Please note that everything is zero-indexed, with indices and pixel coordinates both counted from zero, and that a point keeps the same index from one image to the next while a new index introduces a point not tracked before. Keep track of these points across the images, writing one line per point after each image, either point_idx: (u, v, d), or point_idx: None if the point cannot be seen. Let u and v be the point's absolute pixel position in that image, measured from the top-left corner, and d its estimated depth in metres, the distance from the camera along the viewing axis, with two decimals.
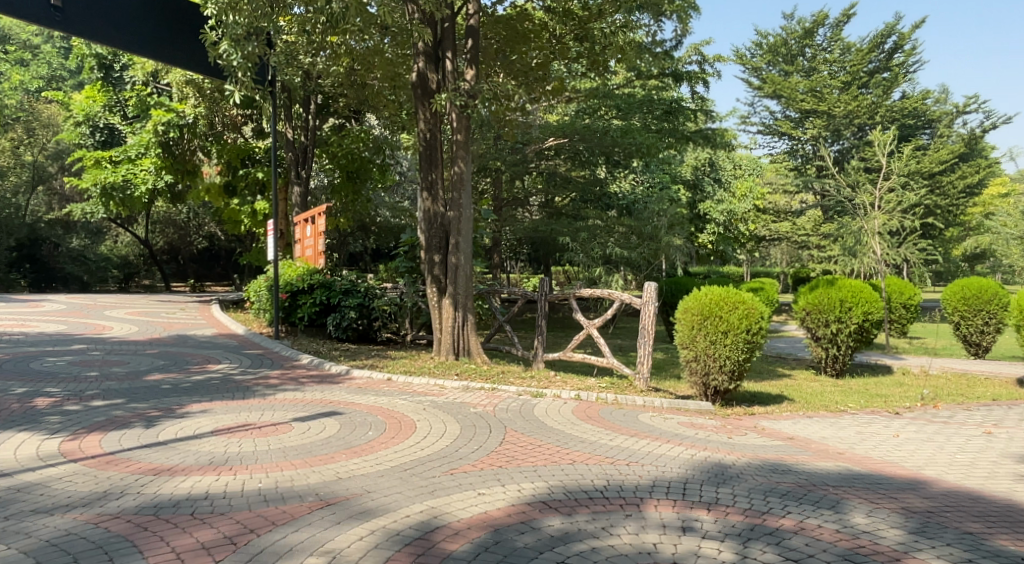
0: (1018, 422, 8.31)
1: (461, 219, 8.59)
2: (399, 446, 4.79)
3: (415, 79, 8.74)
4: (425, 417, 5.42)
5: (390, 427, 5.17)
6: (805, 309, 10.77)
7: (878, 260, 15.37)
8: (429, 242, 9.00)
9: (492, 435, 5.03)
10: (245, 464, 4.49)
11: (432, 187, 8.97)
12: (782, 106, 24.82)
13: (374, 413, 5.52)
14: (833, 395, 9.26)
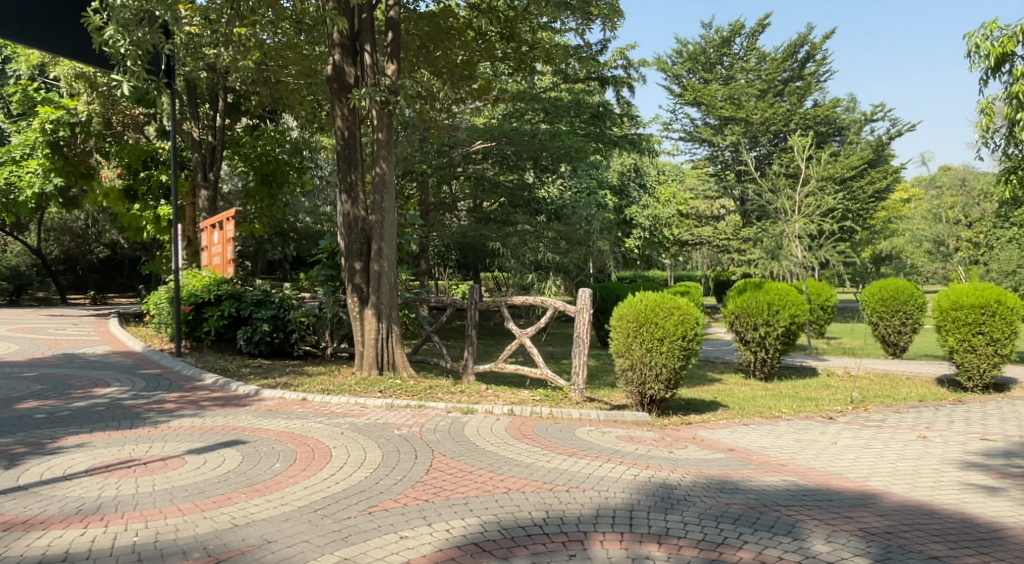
0: (947, 423, 8.35)
1: (384, 223, 8.11)
2: (309, 481, 4.29)
3: (330, 72, 8.13)
4: (343, 443, 4.93)
5: (301, 457, 4.66)
6: (734, 313, 10.63)
7: (799, 264, 15.52)
8: (349, 248, 8.40)
9: (417, 462, 4.58)
10: (121, 512, 3.91)
11: (352, 189, 8.43)
12: (702, 113, 25.08)
13: (283, 440, 4.99)
14: (765, 400, 9.12)
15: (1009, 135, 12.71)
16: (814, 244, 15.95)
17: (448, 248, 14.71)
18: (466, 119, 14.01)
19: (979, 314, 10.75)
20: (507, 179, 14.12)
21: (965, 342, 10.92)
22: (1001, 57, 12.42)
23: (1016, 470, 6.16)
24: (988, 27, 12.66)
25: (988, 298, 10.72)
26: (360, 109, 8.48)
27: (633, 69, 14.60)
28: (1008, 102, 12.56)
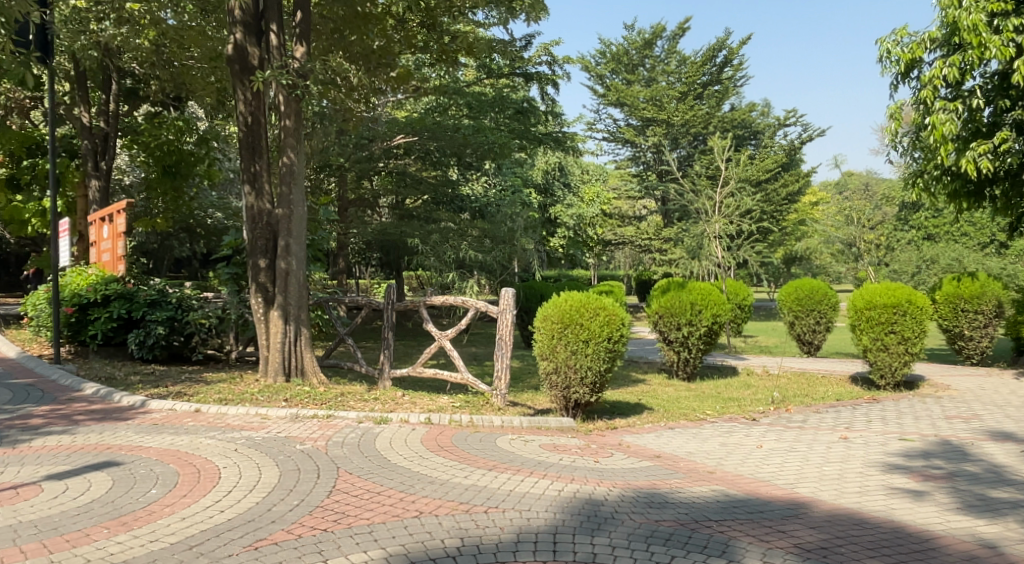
0: (865, 422, 8.37)
1: (292, 218, 7.73)
2: (187, 511, 3.81)
3: (231, 53, 7.69)
4: (234, 463, 4.46)
5: (183, 482, 4.18)
6: (658, 313, 10.48)
7: (719, 264, 15.61)
8: (253, 245, 7.93)
9: (318, 483, 4.16)
10: None
11: (255, 179, 7.94)
12: (625, 114, 25.14)
13: (165, 461, 4.48)
14: (689, 401, 8.98)
15: (917, 140, 13.07)
16: (732, 243, 16.08)
17: (366, 245, 14.19)
18: (386, 112, 13.49)
19: (892, 313, 10.88)
20: (429, 175, 13.70)
21: (878, 341, 11.05)
22: (910, 62, 12.75)
23: (937, 472, 6.15)
24: (899, 32, 12.97)
25: (900, 297, 10.90)
26: (265, 94, 8.02)
27: (558, 66, 14.38)
28: (916, 107, 12.90)
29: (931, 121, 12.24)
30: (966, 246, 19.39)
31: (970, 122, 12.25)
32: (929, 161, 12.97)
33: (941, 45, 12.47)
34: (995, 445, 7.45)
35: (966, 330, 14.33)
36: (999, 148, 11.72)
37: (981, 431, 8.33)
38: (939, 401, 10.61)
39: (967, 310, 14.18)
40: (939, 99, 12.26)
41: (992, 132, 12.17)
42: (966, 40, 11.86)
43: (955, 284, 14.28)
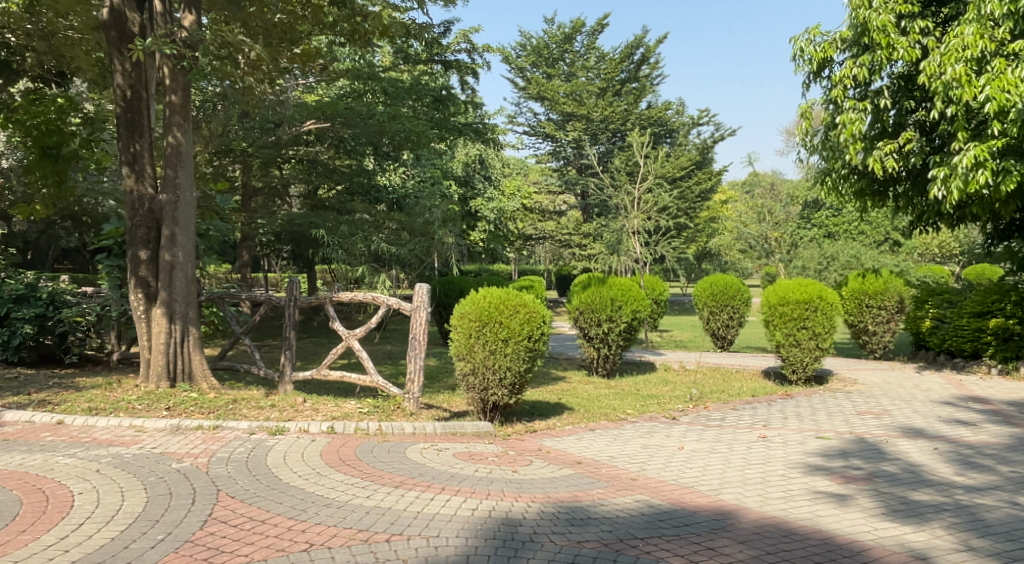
0: (782, 419, 8.29)
1: (178, 205, 7.34)
2: (24, 552, 3.25)
3: (106, 17, 7.40)
4: (92, 488, 3.90)
5: (25, 515, 3.60)
6: (578, 308, 10.22)
7: (637, 260, 15.49)
8: (133, 234, 7.59)
9: (190, 512, 3.65)
10: None
11: (135, 160, 7.64)
12: (545, 109, 24.90)
13: (8, 488, 3.89)
14: (607, 399, 8.73)
15: (825, 139, 13.26)
16: (651, 239, 16.03)
17: (275, 237, 13.45)
18: (295, 97, 12.79)
19: (803, 309, 10.94)
20: (342, 163, 13.07)
21: (791, 337, 11.09)
22: (822, 62, 12.89)
23: (857, 473, 6.03)
24: (811, 31, 13.11)
25: (811, 293, 10.98)
26: (146, 64, 7.76)
27: (477, 55, 13.95)
28: (826, 106, 13.08)
29: (841, 120, 12.44)
30: (869, 245, 19.96)
31: (877, 122, 12.49)
32: (837, 160, 13.18)
33: (851, 45, 12.65)
34: (908, 443, 7.45)
35: (871, 325, 14.66)
36: (904, 148, 11.97)
37: (892, 427, 8.37)
38: (849, 396, 10.70)
39: (871, 305, 14.52)
40: (849, 98, 12.45)
41: (897, 133, 12.44)
42: (875, 41, 12.05)
43: (860, 280, 14.62)
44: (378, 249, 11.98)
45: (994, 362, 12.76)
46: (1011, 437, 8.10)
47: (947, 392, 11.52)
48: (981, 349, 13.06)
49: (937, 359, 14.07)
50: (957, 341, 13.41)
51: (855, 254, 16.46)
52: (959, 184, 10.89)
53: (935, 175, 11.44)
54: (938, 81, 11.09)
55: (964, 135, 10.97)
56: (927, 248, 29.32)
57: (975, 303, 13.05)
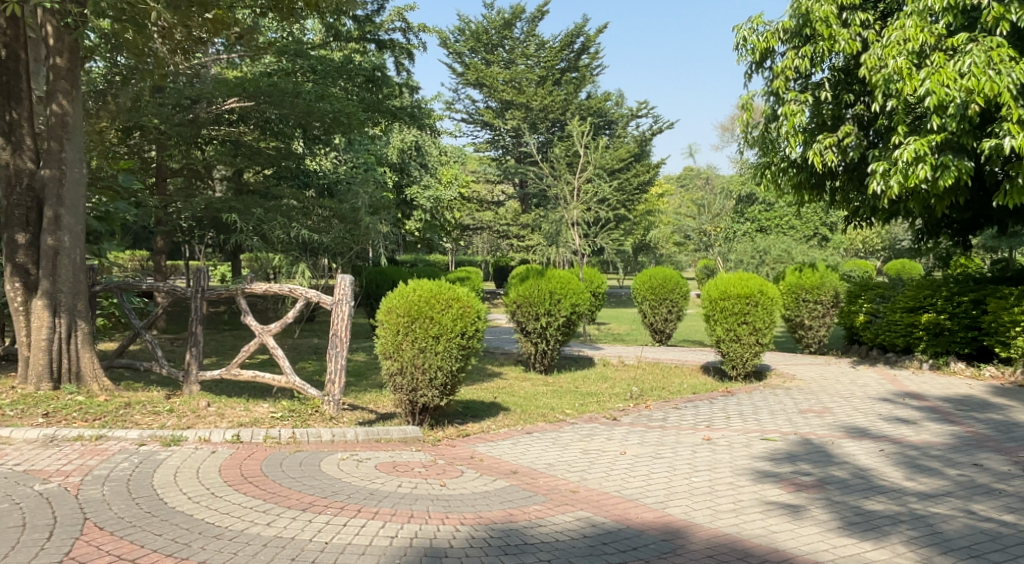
0: (725, 418, 7.97)
1: (63, 181, 6.84)
2: None
3: None
4: None
5: None
6: (516, 302, 9.74)
7: (576, 251, 15.08)
8: (11, 215, 7.10)
9: (42, 550, 3.20)
10: None
11: (11, 131, 7.19)
12: (483, 95, 24.27)
13: None
14: (544, 397, 8.29)
15: (766, 130, 13.04)
16: (590, 230, 15.68)
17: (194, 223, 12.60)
18: (214, 71, 11.94)
19: (745, 304, 10.69)
20: (267, 146, 12.29)
21: (731, 332, 10.86)
22: (764, 52, 12.72)
23: (807, 479, 5.73)
24: (754, 20, 12.90)
25: (752, 287, 10.73)
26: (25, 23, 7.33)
27: (413, 35, 13.35)
28: (767, 98, 12.91)
29: (782, 112, 12.27)
30: (800, 241, 20.10)
31: (816, 114, 12.36)
32: (775, 154, 13.07)
33: (792, 36, 12.48)
34: (854, 444, 7.22)
35: (807, 319, 14.64)
36: (844, 141, 11.86)
37: (834, 425, 8.17)
38: (788, 392, 10.51)
39: (808, 299, 14.50)
40: (790, 90, 12.31)
41: (835, 127, 12.35)
42: (817, 32, 11.90)
43: (797, 274, 14.54)
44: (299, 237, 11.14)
45: (925, 357, 12.81)
46: (952, 436, 7.98)
47: (883, 388, 11.47)
48: (913, 344, 13.09)
49: (870, 354, 14.13)
50: (890, 335, 13.43)
51: (787, 248, 16.47)
52: (899, 178, 10.80)
53: (874, 169, 11.38)
54: (879, 74, 10.95)
55: (903, 129, 10.87)
56: (852, 244, 29.94)
57: (907, 298, 13.08)
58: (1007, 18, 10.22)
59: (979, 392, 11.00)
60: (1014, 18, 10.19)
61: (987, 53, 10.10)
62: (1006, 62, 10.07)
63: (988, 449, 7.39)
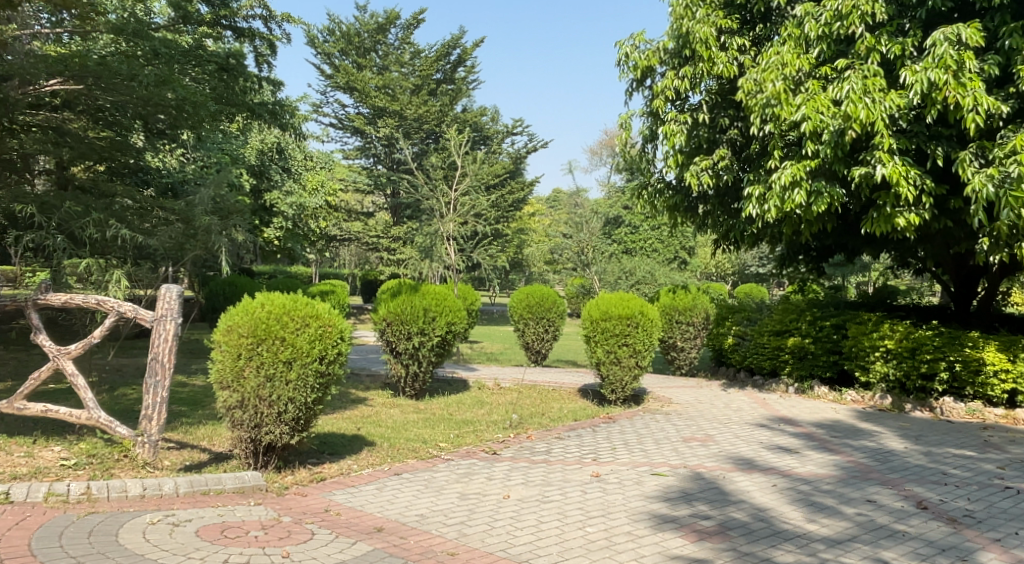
0: (612, 448, 7.32)
1: None
2: None
3: None
4: None
5: None
6: (386, 319, 8.73)
7: (450, 266, 14.26)
8: None
9: None
10: None
11: None
12: (354, 101, 23.05)
13: None
14: (414, 427, 7.36)
15: (643, 149, 12.99)
16: (466, 245, 14.90)
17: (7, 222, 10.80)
18: (34, 46, 10.20)
19: (625, 325, 10.21)
20: (98, 135, 10.82)
21: (611, 354, 10.33)
22: (645, 70, 12.43)
23: (707, 525, 5.15)
24: (636, 37, 12.62)
25: (633, 308, 10.27)
26: None
27: (275, 25, 12.20)
28: (645, 118, 12.70)
29: (662, 131, 12.05)
30: (667, 265, 20.19)
31: (695, 135, 12.08)
32: (650, 176, 13.13)
33: (673, 57, 12.29)
34: (745, 477, 6.76)
35: (679, 341, 14.39)
36: (719, 165, 11.66)
37: (719, 453, 7.68)
38: (669, 416, 10.07)
39: (680, 321, 14.15)
40: (670, 111, 12.07)
41: (711, 149, 12.15)
42: (696, 53, 11.71)
43: (671, 296, 14.28)
44: (119, 236, 9.43)
45: (790, 381, 12.82)
46: (835, 467, 7.69)
47: (756, 411, 11.18)
48: (779, 367, 13.08)
49: (737, 376, 14.06)
50: (757, 358, 13.39)
51: (650, 270, 16.35)
52: (777, 202, 10.61)
53: (750, 193, 11.23)
54: (756, 99, 10.81)
55: (780, 154, 10.78)
56: (709, 268, 30.86)
57: (774, 322, 13.12)
58: (877, 49, 10.19)
59: (845, 417, 10.97)
60: (884, 50, 10.15)
61: (863, 81, 9.95)
62: (882, 91, 9.91)
63: (873, 483, 7.13)
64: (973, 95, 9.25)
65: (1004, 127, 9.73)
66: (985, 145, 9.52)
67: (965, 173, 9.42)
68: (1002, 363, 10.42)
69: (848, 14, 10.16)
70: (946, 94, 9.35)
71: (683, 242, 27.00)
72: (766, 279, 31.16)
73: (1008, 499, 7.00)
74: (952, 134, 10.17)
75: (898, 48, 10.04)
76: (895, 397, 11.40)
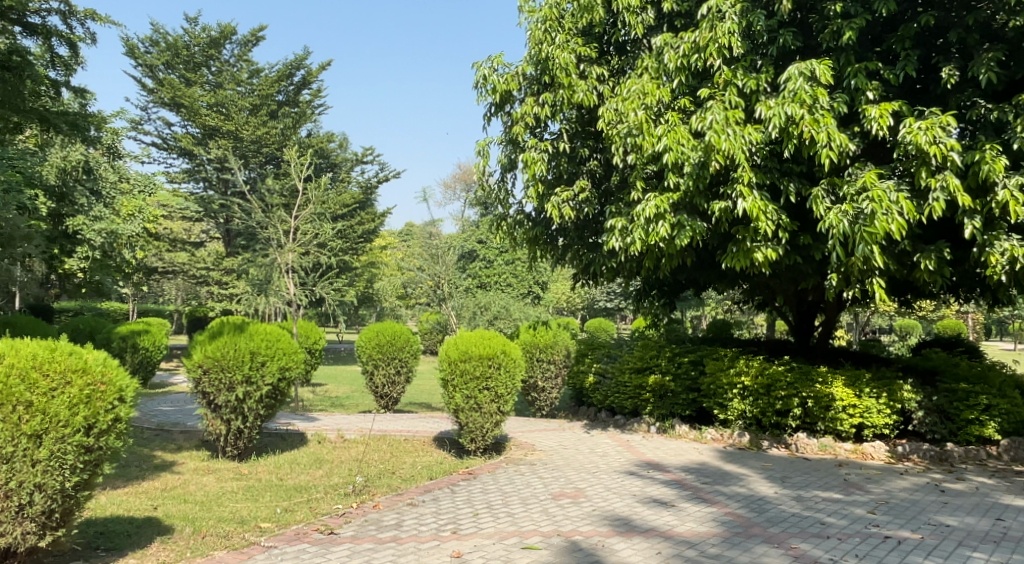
0: (473, 514, 6.29)
1: None
2: None
3: None
4: None
5: None
6: (203, 366, 7.26)
7: (289, 301, 12.75)
8: None
9: None
10: None
11: None
12: (182, 119, 20.95)
13: None
14: (230, 500, 6.03)
15: (501, 179, 12.16)
16: (306, 279, 13.43)
17: None
18: None
19: (487, 367, 9.26)
20: None
21: (471, 400, 9.28)
22: (504, 94, 11.57)
23: None
24: (494, 59, 11.78)
25: (495, 348, 9.35)
26: None
27: (76, 22, 10.48)
28: (504, 145, 11.91)
29: (522, 158, 11.19)
30: (521, 301, 19.48)
31: (556, 165, 11.23)
32: (509, 207, 12.30)
33: (532, 82, 11.55)
34: (626, 544, 5.95)
35: (540, 381, 13.48)
36: (580, 197, 10.96)
37: (593, 513, 6.77)
38: (533, 467, 9.14)
39: (541, 360, 13.37)
40: (530, 138, 11.28)
41: (571, 180, 11.45)
42: (555, 80, 10.96)
43: (531, 333, 13.48)
44: None
45: (652, 421, 12.14)
46: (716, 522, 6.97)
47: (622, 456, 10.44)
48: (640, 406, 12.42)
49: (598, 416, 13.26)
50: (618, 398, 12.67)
51: (506, 306, 15.48)
52: (640, 234, 9.88)
53: (612, 226, 10.43)
54: (617, 129, 10.21)
55: (642, 184, 10.12)
56: (559, 302, 30.71)
57: (635, 359, 12.48)
58: (733, 83, 9.66)
59: (710, 458, 10.39)
60: (739, 83, 9.65)
61: (725, 112, 9.39)
62: (741, 125, 9.42)
63: (758, 542, 6.47)
64: (826, 131, 8.87)
65: (852, 165, 9.44)
66: (837, 182, 9.12)
67: (819, 210, 9.00)
68: (850, 399, 10.33)
69: (706, 46, 9.69)
70: (801, 129, 8.94)
71: (536, 277, 26.65)
72: (614, 312, 31.39)
73: (893, 552, 6.55)
74: (803, 170, 9.80)
75: (753, 82, 9.53)
76: (753, 434, 10.99)
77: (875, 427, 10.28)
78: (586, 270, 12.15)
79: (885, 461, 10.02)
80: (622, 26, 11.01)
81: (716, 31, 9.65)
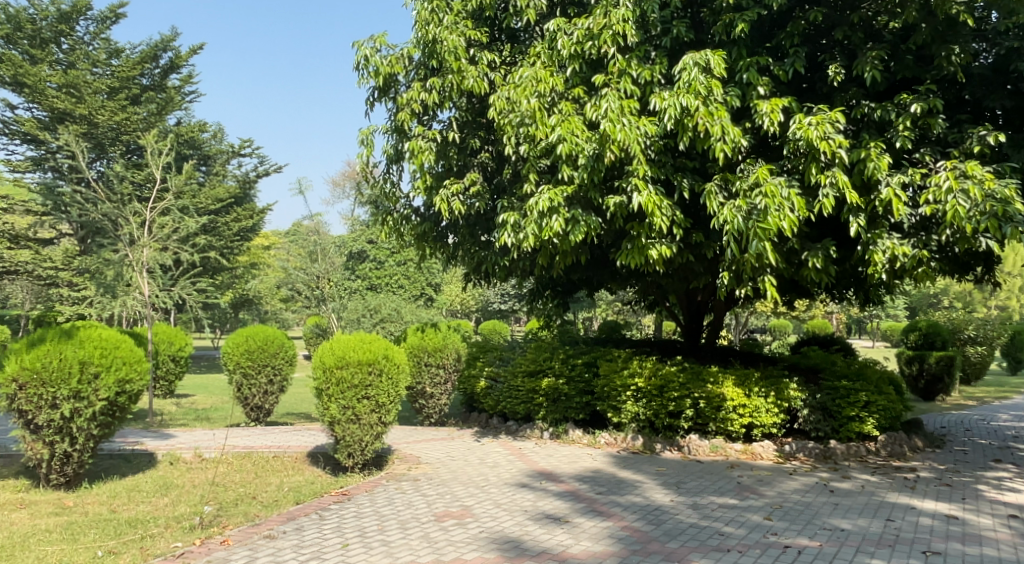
0: (341, 544, 5.54)
1: None
2: None
3: None
4: None
5: None
6: (18, 379, 6.16)
7: (146, 302, 11.48)
8: None
9: None
10: None
11: None
12: (26, 100, 18.98)
13: None
14: (40, 542, 5.24)
15: (386, 171, 11.34)
16: (166, 279, 12.17)
17: None
18: None
19: (366, 374, 8.46)
20: None
21: (348, 411, 8.41)
22: (387, 77, 10.77)
23: None
24: (376, 39, 10.95)
25: (375, 352, 8.56)
26: None
27: None
28: (388, 134, 11.09)
29: (408, 147, 10.38)
30: (408, 301, 18.64)
31: (444, 156, 10.52)
32: (395, 202, 11.46)
33: (419, 66, 10.79)
34: None
35: (428, 387, 12.65)
36: (470, 190, 10.30)
37: (480, 536, 6.11)
38: (417, 482, 8.38)
39: (429, 364, 12.56)
40: (416, 126, 10.52)
41: (461, 173, 10.72)
42: (443, 64, 10.23)
43: (418, 335, 12.66)
44: None
45: (545, 426, 11.59)
46: (613, 539, 6.44)
47: (514, 466, 9.83)
48: (533, 411, 11.82)
49: (490, 423, 12.62)
50: (510, 403, 12.05)
51: (395, 308, 14.56)
52: (533, 228, 9.29)
53: (503, 220, 9.83)
54: (508, 118, 9.55)
55: (535, 176, 9.54)
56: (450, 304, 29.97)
57: (528, 361, 11.89)
58: (628, 72, 9.20)
59: (605, 465, 9.90)
60: (634, 73, 9.19)
61: (620, 101, 8.96)
62: (635, 115, 8.99)
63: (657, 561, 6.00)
64: (721, 124, 8.52)
65: (744, 161, 9.15)
66: (730, 177, 8.78)
67: (712, 206, 8.66)
68: (740, 399, 10.10)
69: (600, 33, 9.20)
70: (696, 121, 8.55)
71: (427, 277, 25.84)
72: (506, 313, 30.92)
73: None
74: (696, 166, 9.43)
75: (648, 73, 9.11)
76: (647, 437, 10.60)
77: (764, 427, 10.07)
78: (477, 269, 11.48)
79: (774, 461, 9.83)
80: (512, 10, 10.40)
81: (611, 17, 9.16)
